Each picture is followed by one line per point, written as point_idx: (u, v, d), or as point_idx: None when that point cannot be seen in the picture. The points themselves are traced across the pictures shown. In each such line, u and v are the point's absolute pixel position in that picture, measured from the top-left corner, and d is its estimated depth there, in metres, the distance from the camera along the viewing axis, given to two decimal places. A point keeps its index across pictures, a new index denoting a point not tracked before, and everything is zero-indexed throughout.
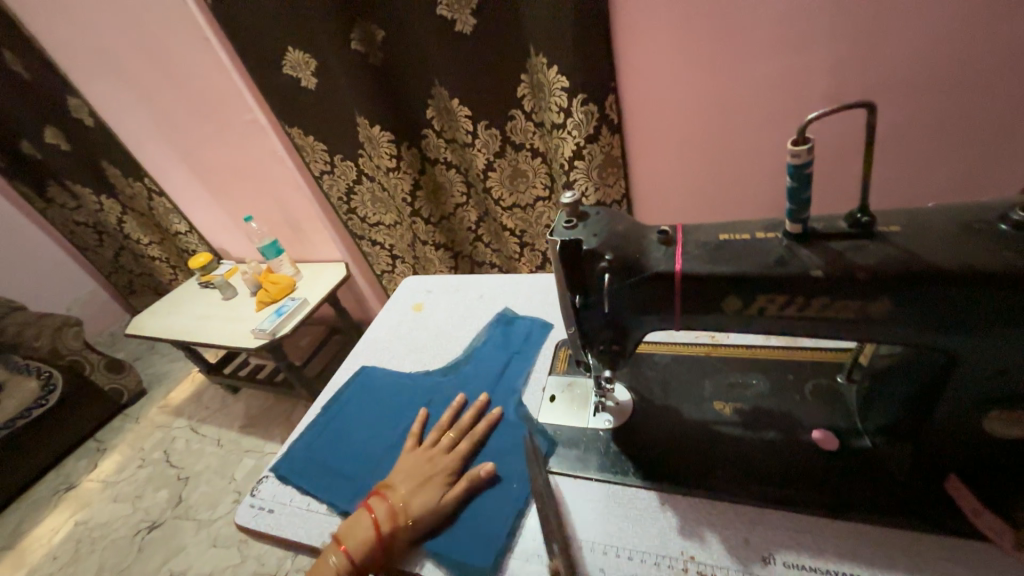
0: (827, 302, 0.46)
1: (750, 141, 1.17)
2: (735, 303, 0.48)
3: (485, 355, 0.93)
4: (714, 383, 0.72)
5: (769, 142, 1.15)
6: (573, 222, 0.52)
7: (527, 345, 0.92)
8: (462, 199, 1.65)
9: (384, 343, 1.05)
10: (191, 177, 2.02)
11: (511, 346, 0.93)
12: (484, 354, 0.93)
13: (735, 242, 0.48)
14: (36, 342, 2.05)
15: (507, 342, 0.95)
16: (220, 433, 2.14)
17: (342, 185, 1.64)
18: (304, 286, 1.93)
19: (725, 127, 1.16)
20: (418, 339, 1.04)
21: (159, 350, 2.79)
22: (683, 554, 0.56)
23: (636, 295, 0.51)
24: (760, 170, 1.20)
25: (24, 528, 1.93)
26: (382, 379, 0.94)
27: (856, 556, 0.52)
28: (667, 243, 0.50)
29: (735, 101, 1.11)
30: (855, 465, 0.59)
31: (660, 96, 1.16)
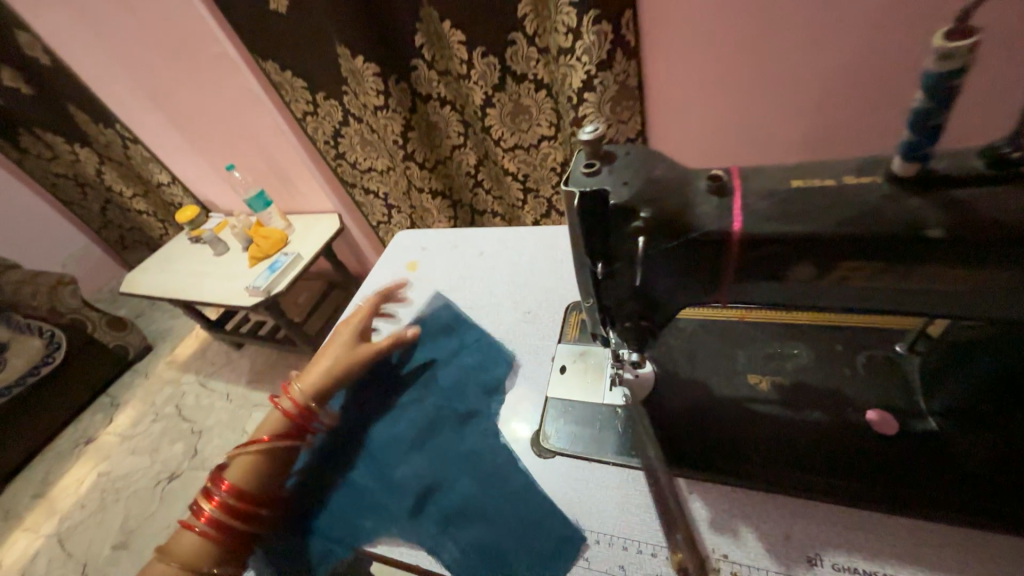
0: (931, 271, 0.35)
1: (791, 64, 0.98)
2: (806, 271, 0.38)
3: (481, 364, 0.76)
4: (748, 354, 0.63)
5: (813, 66, 0.97)
6: (594, 165, 0.40)
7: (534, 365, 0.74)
8: (458, 140, 1.48)
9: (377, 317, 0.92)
10: (163, 122, 1.83)
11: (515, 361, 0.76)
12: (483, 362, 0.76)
13: (811, 191, 0.36)
14: (33, 300, 1.85)
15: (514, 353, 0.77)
16: (229, 386, 2.04)
17: (328, 128, 1.48)
18: (297, 240, 1.80)
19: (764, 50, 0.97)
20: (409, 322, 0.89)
21: (161, 307, 2.65)
22: (715, 552, 0.49)
23: (675, 261, 0.40)
24: (801, 99, 1.03)
25: (49, 480, 1.87)
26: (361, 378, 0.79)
27: (919, 559, 0.45)
28: (719, 193, 0.38)
29: (777, 16, 0.92)
30: (920, 452, 0.50)
31: (687, 9, 0.96)
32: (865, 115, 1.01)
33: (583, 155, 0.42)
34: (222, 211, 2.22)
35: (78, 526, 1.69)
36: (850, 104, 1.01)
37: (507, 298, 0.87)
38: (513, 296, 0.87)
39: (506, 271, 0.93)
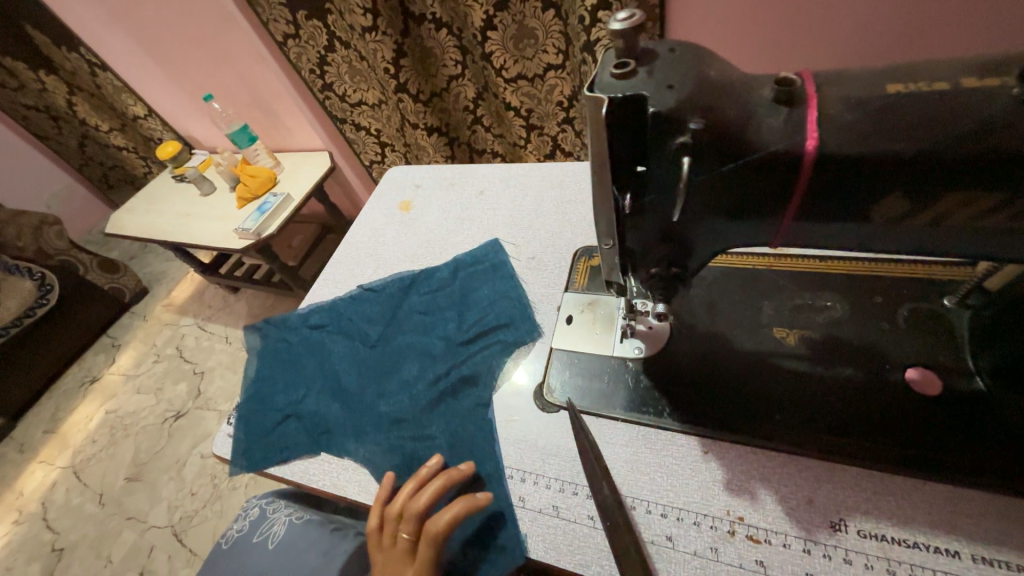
0: None
1: None
2: (892, 207, 0.30)
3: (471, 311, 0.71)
4: (775, 305, 0.57)
5: None
6: (628, 65, 0.31)
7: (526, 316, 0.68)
8: (456, 69, 1.33)
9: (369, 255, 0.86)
10: (128, 43, 1.64)
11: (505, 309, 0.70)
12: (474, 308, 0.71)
13: (913, 101, 0.27)
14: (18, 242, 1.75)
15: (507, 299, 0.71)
16: (227, 329, 2.00)
17: (312, 54, 1.31)
18: (286, 180, 1.68)
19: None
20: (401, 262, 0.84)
21: (154, 250, 2.52)
22: (730, 514, 0.46)
23: (720, 192, 0.32)
24: (849, 18, 0.89)
25: (60, 415, 1.88)
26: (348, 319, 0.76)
27: (954, 528, 0.41)
28: (787, 102, 0.29)
29: None
30: (965, 414, 0.45)
31: None
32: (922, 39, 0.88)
33: (611, 55, 0.33)
34: (205, 147, 2.07)
35: (91, 460, 1.72)
36: (906, 24, 0.88)
37: (508, 243, 0.80)
38: (515, 241, 0.80)
39: (507, 212, 0.85)
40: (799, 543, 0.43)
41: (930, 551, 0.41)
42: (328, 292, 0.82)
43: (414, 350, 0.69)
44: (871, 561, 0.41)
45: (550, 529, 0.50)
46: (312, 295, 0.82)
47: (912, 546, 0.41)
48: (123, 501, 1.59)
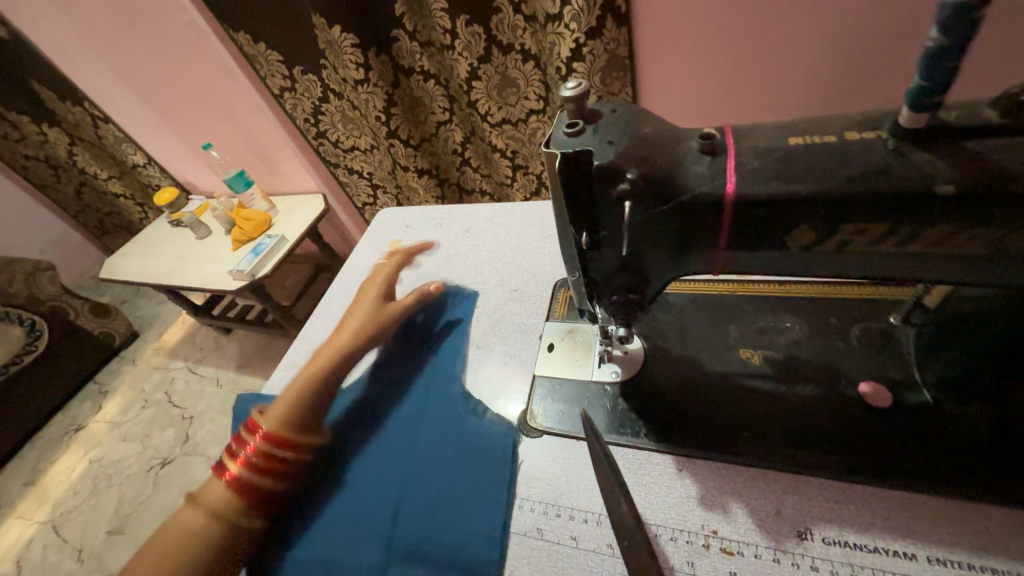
0: (931, 234, 0.33)
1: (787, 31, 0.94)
2: (809, 238, 0.35)
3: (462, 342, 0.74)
4: (739, 329, 0.61)
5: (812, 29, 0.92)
6: (578, 124, 0.37)
7: (514, 336, 0.73)
8: (444, 116, 1.42)
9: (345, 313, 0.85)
10: (133, 99, 1.73)
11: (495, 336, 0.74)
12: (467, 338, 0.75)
13: (811, 149, 0.33)
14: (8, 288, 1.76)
15: (494, 324, 0.76)
16: (219, 371, 1.99)
17: (307, 105, 1.41)
18: (282, 222, 1.74)
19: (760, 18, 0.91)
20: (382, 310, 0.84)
21: (145, 293, 2.54)
22: (704, 528, 0.48)
23: (665, 230, 0.37)
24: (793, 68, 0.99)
25: (43, 466, 1.83)
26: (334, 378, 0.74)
27: (911, 532, 0.44)
28: (711, 152, 0.35)
29: None
30: (912, 423, 0.49)
31: None
32: (863, 84, 0.98)
33: (564, 117, 0.39)
34: (203, 193, 2.14)
35: (72, 513, 1.67)
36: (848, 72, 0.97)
37: (494, 277, 0.84)
38: (500, 274, 0.84)
39: (492, 249, 0.90)
40: (768, 553, 0.45)
41: (890, 555, 0.43)
42: (321, 330, 0.84)
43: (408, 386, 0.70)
44: (836, 567, 0.43)
45: (536, 552, 0.51)
46: (308, 333, 0.84)
47: (874, 550, 0.43)
48: (104, 555, 1.53)
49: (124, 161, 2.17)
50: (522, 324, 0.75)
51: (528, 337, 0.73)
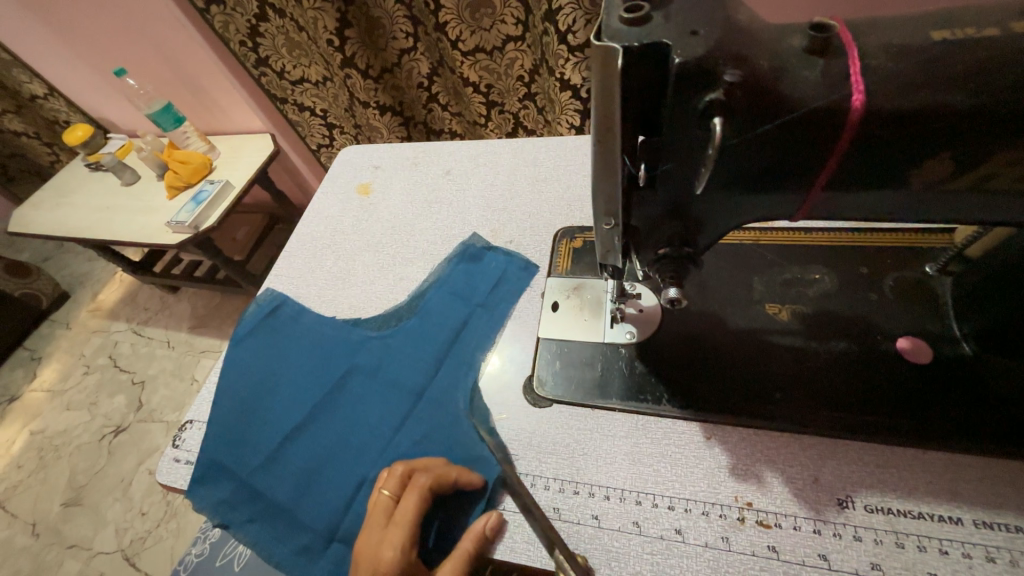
0: None
1: None
2: (937, 171, 0.27)
3: (437, 302, 0.65)
4: (764, 281, 0.55)
5: None
6: (641, 9, 0.26)
7: (499, 296, 0.64)
8: (406, 42, 1.21)
9: (304, 268, 0.75)
10: (11, 6, 1.38)
11: (474, 295, 0.65)
12: (442, 297, 0.66)
13: (971, 48, 0.24)
14: None
15: (475, 280, 0.67)
16: (168, 333, 1.81)
17: (241, 23, 1.16)
18: (224, 167, 1.51)
19: None
20: (345, 264, 0.74)
21: (71, 248, 2.21)
22: (738, 501, 0.44)
23: (744, 162, 0.29)
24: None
25: None
26: (293, 341, 0.65)
27: (956, 494, 0.41)
28: (823, 53, 0.26)
29: None
30: (954, 380, 0.46)
31: None
32: None
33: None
34: (123, 131, 1.82)
35: (18, 488, 1.53)
36: None
37: (483, 226, 0.74)
38: (490, 223, 0.74)
39: (477, 194, 0.79)
40: (809, 524, 0.42)
41: (934, 520, 0.41)
42: (280, 287, 0.73)
43: (392, 352, 0.61)
44: (880, 535, 0.40)
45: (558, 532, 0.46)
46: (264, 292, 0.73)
47: (918, 516, 0.41)
48: (61, 529, 1.43)
49: (16, 90, 1.78)
50: (507, 284, 0.65)
51: (516, 300, 0.64)
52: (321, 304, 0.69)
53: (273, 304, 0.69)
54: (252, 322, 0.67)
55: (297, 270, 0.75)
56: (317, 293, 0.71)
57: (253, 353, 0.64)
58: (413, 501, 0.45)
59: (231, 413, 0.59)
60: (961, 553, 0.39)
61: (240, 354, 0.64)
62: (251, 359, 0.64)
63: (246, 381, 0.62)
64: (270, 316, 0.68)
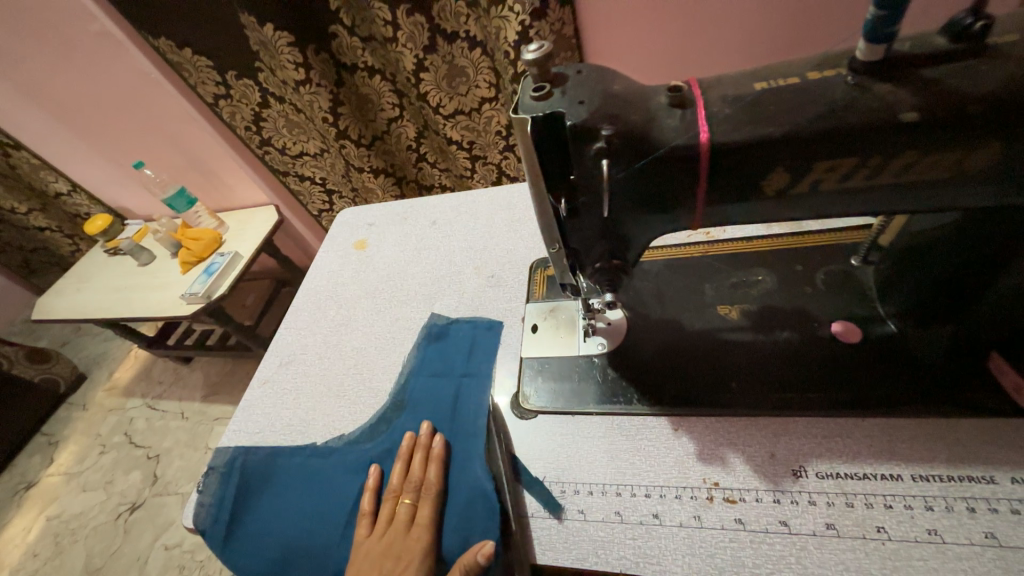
0: (907, 164, 0.33)
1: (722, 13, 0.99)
2: (781, 180, 0.35)
3: (420, 381, 0.68)
4: (714, 287, 0.63)
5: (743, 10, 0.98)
6: (544, 88, 0.36)
7: (478, 359, 0.68)
8: (394, 112, 1.37)
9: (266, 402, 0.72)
10: (42, 119, 1.56)
11: (456, 366, 0.68)
12: (422, 384, 0.67)
13: (779, 92, 0.33)
14: None
15: (451, 355, 0.69)
16: (181, 404, 1.87)
17: (246, 111, 1.31)
18: (233, 239, 1.63)
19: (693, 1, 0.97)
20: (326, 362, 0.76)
21: (88, 331, 2.32)
22: (706, 482, 0.49)
23: (642, 188, 0.37)
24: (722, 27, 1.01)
25: None
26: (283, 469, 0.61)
27: (895, 454, 0.46)
28: (680, 105, 0.35)
29: None
30: (883, 354, 0.52)
31: None
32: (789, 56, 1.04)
33: (529, 81, 0.38)
34: (140, 217, 1.98)
35: None
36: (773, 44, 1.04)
37: (468, 265, 0.83)
38: (474, 262, 0.83)
39: (464, 240, 0.87)
40: (769, 495, 0.47)
41: (878, 479, 0.45)
42: (288, 338, 0.81)
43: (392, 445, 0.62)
44: (831, 498, 0.45)
45: (544, 531, 0.51)
46: (276, 345, 0.81)
47: (863, 477, 0.46)
48: None
49: (43, 190, 1.96)
50: (481, 345, 0.70)
51: (495, 356, 0.68)
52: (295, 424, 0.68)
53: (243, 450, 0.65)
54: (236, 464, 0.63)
55: (262, 406, 0.72)
56: (290, 414, 0.69)
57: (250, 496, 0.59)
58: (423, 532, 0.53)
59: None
60: (903, 505, 0.43)
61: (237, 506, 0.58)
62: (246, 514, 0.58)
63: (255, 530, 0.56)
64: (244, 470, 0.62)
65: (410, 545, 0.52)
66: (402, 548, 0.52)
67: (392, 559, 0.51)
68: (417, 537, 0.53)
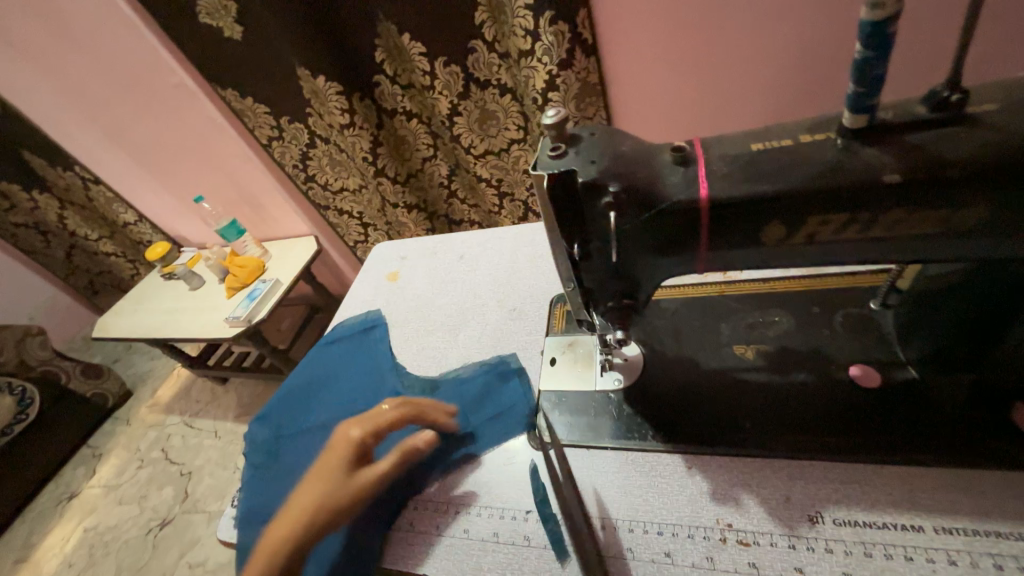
0: (899, 217, 0.35)
1: (742, 69, 1.05)
2: (777, 232, 0.38)
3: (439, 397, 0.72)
4: (731, 326, 0.64)
5: (763, 66, 1.03)
6: (560, 148, 0.41)
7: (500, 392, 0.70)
8: (428, 152, 1.48)
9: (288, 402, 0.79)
10: (121, 158, 1.76)
11: (477, 392, 0.71)
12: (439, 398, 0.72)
13: (771, 152, 0.37)
14: None
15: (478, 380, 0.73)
16: (215, 423, 1.96)
17: (295, 151, 1.45)
18: (275, 267, 1.75)
19: (712, 55, 1.03)
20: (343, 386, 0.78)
21: (138, 350, 2.48)
22: (719, 522, 0.49)
23: (652, 237, 0.40)
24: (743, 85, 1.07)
25: (34, 540, 1.76)
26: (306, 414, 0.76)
27: (916, 505, 0.45)
28: (683, 163, 0.39)
29: (723, 28, 0.99)
30: (903, 400, 0.51)
31: (645, 15, 1.00)
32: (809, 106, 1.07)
33: (548, 141, 0.43)
34: (194, 245, 2.15)
35: None
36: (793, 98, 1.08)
37: (492, 297, 0.87)
38: (497, 295, 0.87)
39: (489, 273, 0.93)
40: (784, 539, 0.46)
41: (898, 529, 0.44)
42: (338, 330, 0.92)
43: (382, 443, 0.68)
44: (849, 546, 0.44)
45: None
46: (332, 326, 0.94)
47: (883, 527, 0.45)
48: None
49: (114, 220, 2.18)
50: (496, 392, 0.70)
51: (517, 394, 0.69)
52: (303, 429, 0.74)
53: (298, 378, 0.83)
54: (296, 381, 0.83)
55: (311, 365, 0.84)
56: (308, 417, 0.75)
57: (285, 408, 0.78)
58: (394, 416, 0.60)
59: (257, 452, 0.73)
60: (926, 558, 0.42)
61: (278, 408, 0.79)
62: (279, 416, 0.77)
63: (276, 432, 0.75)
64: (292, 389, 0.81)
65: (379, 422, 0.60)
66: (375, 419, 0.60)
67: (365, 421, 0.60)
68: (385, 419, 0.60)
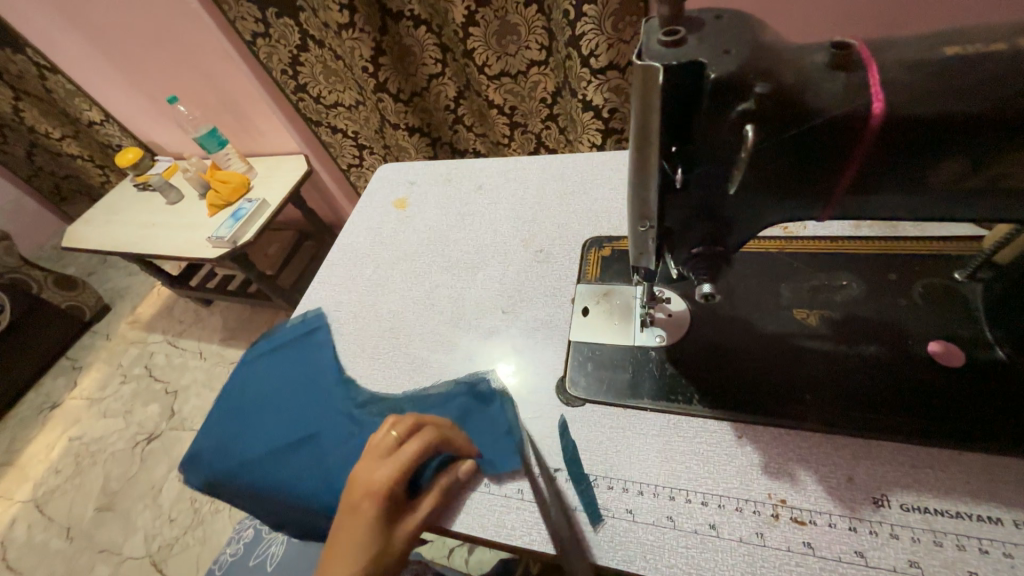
0: None
1: None
2: (954, 168, 0.32)
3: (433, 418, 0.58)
4: (791, 288, 0.57)
5: None
6: (677, 32, 0.31)
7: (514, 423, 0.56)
8: (436, 68, 1.29)
9: (216, 440, 0.64)
10: (78, 43, 1.52)
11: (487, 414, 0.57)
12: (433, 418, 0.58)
13: (970, 57, 0.29)
14: None
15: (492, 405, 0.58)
16: (200, 344, 1.89)
17: (284, 54, 1.26)
18: (262, 186, 1.60)
19: None
20: (279, 410, 0.63)
21: (114, 264, 2.34)
22: (771, 498, 0.45)
23: (790, 159, 0.33)
24: (813, 34, 0.93)
25: (17, 446, 1.73)
26: (282, 389, 0.65)
27: (993, 495, 0.42)
28: (845, 67, 0.31)
29: None
30: (986, 383, 0.46)
31: None
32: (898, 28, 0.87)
33: (654, 24, 0.33)
34: (170, 153, 1.95)
35: (55, 492, 1.59)
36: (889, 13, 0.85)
37: (515, 236, 0.78)
38: (521, 234, 0.78)
39: (510, 209, 0.82)
40: (844, 521, 0.43)
41: (973, 520, 0.41)
42: (339, 265, 0.82)
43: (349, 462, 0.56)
44: (917, 534, 0.41)
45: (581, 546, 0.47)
46: (332, 260, 0.83)
47: (955, 516, 0.41)
48: (94, 533, 1.48)
49: (77, 117, 1.94)
50: (472, 424, 0.57)
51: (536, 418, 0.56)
52: (239, 474, 0.60)
53: (287, 338, 0.71)
54: (290, 336, 0.72)
55: (306, 328, 0.72)
56: (281, 399, 0.64)
57: (268, 370, 0.68)
58: (414, 447, 0.49)
59: (230, 413, 0.66)
60: (1002, 552, 0.39)
61: (262, 367, 0.69)
62: (258, 378, 0.68)
63: (249, 401, 0.66)
64: (279, 347, 0.71)
65: (395, 456, 0.49)
66: (387, 457, 0.49)
67: (378, 458, 0.49)
68: (401, 454, 0.48)
